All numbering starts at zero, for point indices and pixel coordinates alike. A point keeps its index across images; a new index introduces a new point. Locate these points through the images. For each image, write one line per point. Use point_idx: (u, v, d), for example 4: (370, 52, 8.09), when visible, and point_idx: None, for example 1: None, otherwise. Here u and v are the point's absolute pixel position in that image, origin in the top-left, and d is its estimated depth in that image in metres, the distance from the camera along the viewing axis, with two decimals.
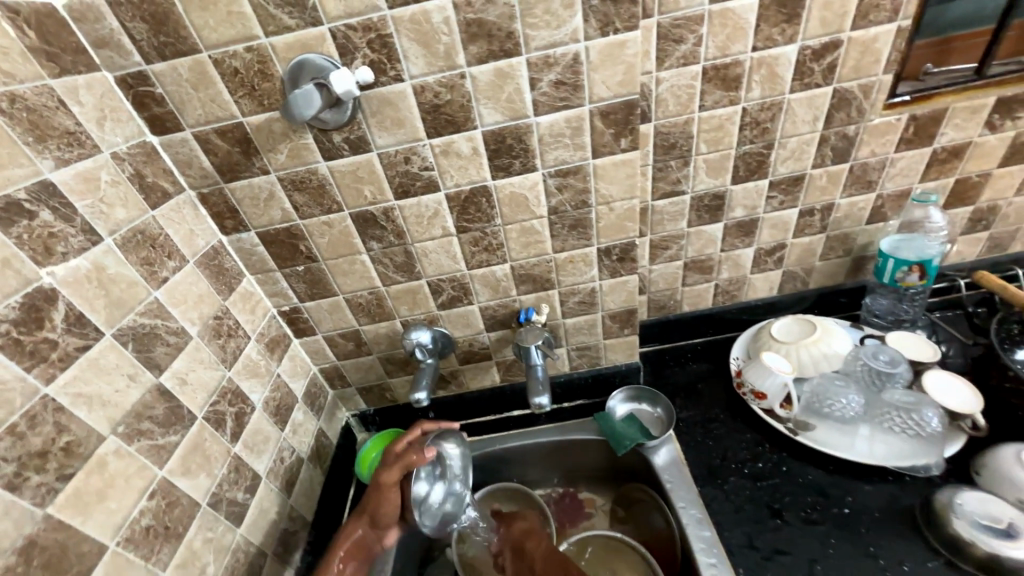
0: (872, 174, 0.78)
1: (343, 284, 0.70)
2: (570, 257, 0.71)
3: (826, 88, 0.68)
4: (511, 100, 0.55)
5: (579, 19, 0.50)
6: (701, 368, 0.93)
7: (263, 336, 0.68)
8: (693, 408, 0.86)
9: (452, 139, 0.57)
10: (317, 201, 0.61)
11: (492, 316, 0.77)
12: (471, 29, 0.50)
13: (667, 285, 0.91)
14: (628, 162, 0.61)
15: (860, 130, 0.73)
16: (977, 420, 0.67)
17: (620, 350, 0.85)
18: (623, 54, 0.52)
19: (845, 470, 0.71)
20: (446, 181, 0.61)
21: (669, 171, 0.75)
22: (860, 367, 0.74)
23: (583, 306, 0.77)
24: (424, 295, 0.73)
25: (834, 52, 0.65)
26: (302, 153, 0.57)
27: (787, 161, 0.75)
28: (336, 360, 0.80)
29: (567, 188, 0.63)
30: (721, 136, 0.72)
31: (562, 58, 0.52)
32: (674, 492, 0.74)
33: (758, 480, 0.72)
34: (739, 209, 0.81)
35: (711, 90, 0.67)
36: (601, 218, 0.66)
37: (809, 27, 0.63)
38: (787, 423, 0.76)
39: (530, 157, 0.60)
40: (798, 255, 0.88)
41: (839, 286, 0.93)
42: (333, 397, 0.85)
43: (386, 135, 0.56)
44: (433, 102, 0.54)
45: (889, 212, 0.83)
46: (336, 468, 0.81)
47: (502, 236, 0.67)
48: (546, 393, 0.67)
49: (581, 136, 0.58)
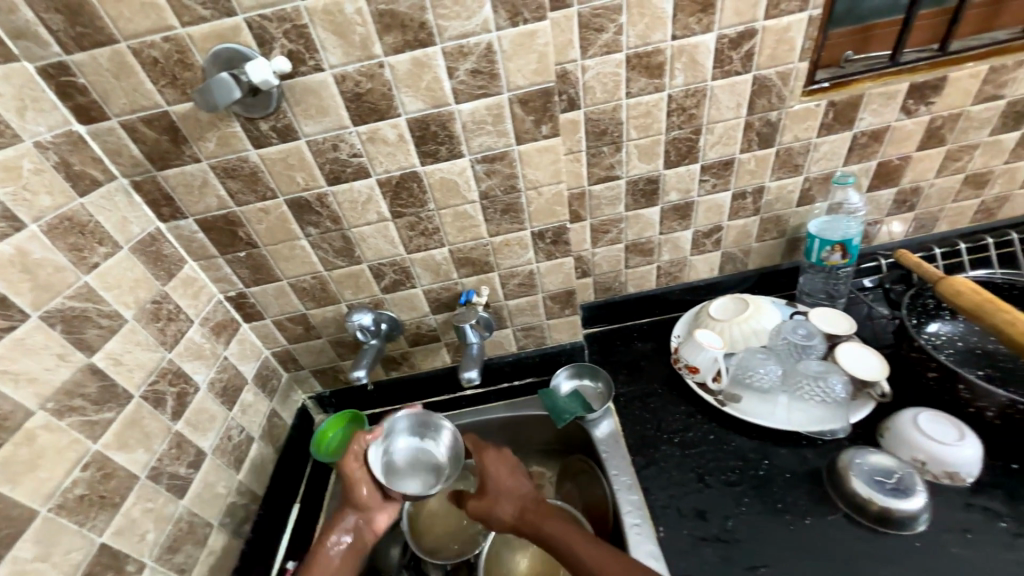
0: (798, 158, 0.82)
1: (286, 269, 0.73)
2: (506, 240, 0.74)
3: (746, 75, 0.71)
4: (431, 88, 0.57)
5: (489, 10, 0.52)
6: (645, 347, 0.97)
7: (207, 320, 0.70)
8: (634, 383, 0.90)
9: (377, 127, 0.59)
10: (251, 188, 0.63)
11: (435, 298, 0.80)
12: (384, 20, 0.52)
13: (612, 267, 0.94)
14: (551, 148, 0.64)
15: (782, 115, 0.76)
16: (883, 386, 0.72)
17: (564, 329, 0.89)
18: (534, 44, 0.55)
19: (765, 436, 0.76)
20: (376, 168, 0.63)
21: (602, 157, 0.78)
22: (782, 342, 0.79)
23: (523, 288, 0.81)
24: (366, 279, 0.76)
25: (749, 41, 0.68)
26: (231, 141, 0.59)
27: (716, 146, 0.79)
28: (287, 343, 0.83)
29: (495, 173, 0.66)
30: (650, 122, 0.75)
31: (476, 48, 0.55)
32: (609, 460, 0.79)
33: (685, 448, 0.77)
34: (673, 193, 0.84)
35: (636, 78, 0.70)
36: (531, 202, 0.69)
37: (723, 17, 0.66)
38: (717, 395, 0.81)
39: (455, 143, 0.62)
40: (735, 237, 0.92)
41: (777, 266, 0.98)
42: (287, 379, 0.87)
43: (312, 123, 0.58)
44: (355, 91, 0.56)
45: (816, 195, 0.87)
46: (290, 447, 0.84)
47: (437, 220, 0.70)
48: (476, 367, 0.69)
49: (503, 123, 0.61)
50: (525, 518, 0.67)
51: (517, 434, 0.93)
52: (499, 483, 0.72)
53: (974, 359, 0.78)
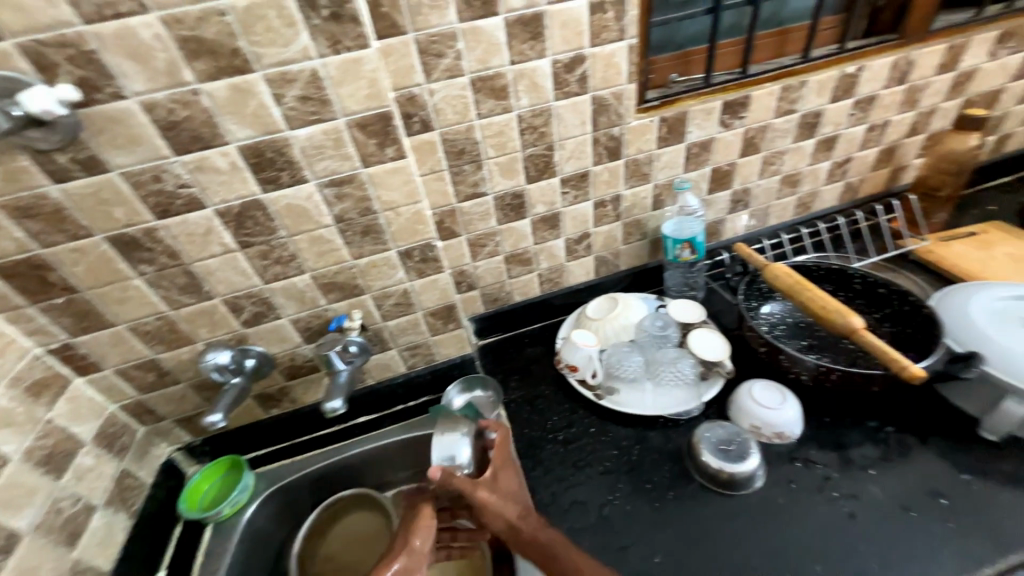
0: (644, 168, 0.91)
1: (120, 312, 0.66)
2: (372, 262, 0.73)
3: (584, 96, 0.78)
4: (258, 114, 0.55)
5: (306, 37, 0.52)
6: (535, 351, 1.01)
7: (18, 380, 0.61)
8: (524, 388, 0.93)
9: (204, 155, 0.56)
10: (58, 227, 0.56)
11: (306, 327, 0.77)
12: (190, 46, 0.50)
13: (495, 278, 0.97)
14: (400, 170, 0.65)
15: (623, 131, 0.85)
16: (725, 365, 0.82)
17: (450, 344, 0.90)
18: (361, 70, 0.56)
19: (637, 422, 0.82)
20: (210, 198, 0.60)
21: (465, 175, 0.81)
22: (644, 334, 0.87)
23: (400, 308, 0.80)
24: (222, 315, 0.71)
25: (581, 66, 0.75)
26: (24, 177, 0.52)
27: (570, 160, 0.85)
28: (138, 394, 0.74)
29: (346, 197, 0.65)
30: (505, 141, 0.79)
31: (300, 75, 0.54)
32: None
33: (568, 444, 0.81)
34: (539, 206, 0.89)
35: (483, 100, 0.74)
36: (391, 223, 0.70)
37: (553, 44, 0.72)
38: (595, 390, 0.87)
39: (297, 168, 0.61)
40: (604, 241, 1.00)
41: (645, 264, 1.07)
42: (144, 435, 0.77)
43: (124, 154, 0.54)
44: (170, 119, 0.53)
45: (666, 200, 0.98)
46: (150, 509, 0.75)
47: (292, 248, 0.67)
48: (342, 397, 0.69)
49: (344, 147, 0.61)
50: (528, 521, 0.64)
51: (416, 454, 0.93)
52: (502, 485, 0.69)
53: (801, 331, 0.91)
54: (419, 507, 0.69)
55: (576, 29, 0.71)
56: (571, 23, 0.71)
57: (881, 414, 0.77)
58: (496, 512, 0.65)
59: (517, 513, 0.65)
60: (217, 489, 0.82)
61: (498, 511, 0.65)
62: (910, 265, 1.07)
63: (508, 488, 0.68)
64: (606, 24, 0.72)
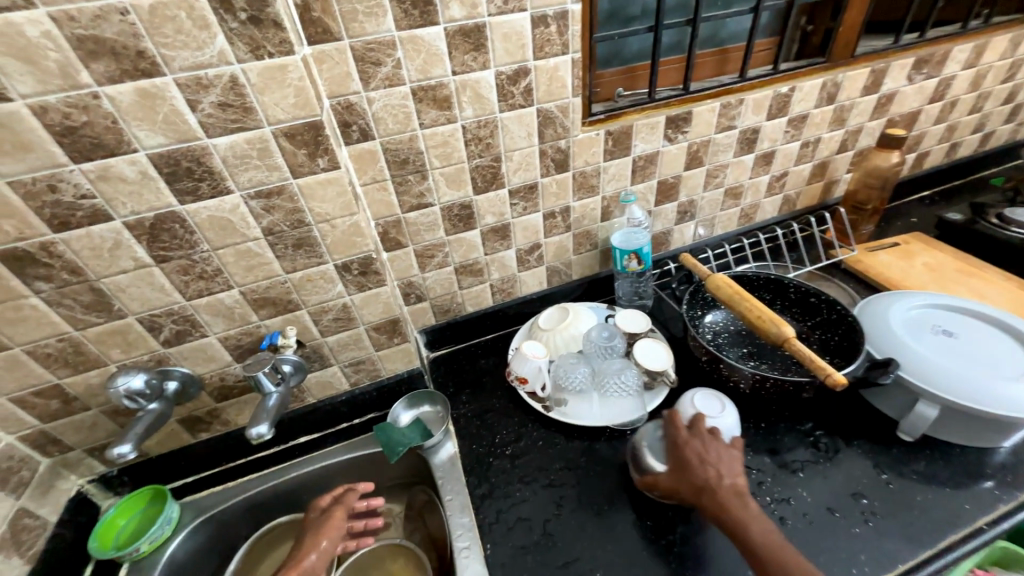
0: (593, 180, 0.92)
1: (15, 334, 0.59)
2: (307, 276, 0.69)
3: (530, 108, 0.78)
4: (171, 121, 0.51)
5: (223, 41, 0.49)
6: (487, 363, 1.00)
7: None
8: (474, 401, 0.92)
9: (109, 164, 0.52)
10: None
11: (236, 345, 0.72)
12: (86, 46, 0.45)
13: (445, 289, 0.95)
14: (334, 181, 0.62)
15: (570, 144, 0.85)
16: (670, 375, 0.83)
17: (397, 359, 0.87)
18: (287, 78, 0.53)
19: (584, 434, 0.83)
20: (118, 209, 0.55)
21: (410, 185, 0.79)
22: (590, 346, 0.87)
23: (341, 323, 0.77)
24: (139, 334, 0.65)
25: (525, 78, 0.75)
26: None
27: (518, 171, 0.85)
28: (40, 423, 0.67)
29: (276, 208, 0.62)
30: (450, 152, 0.78)
31: (218, 80, 0.51)
32: (445, 486, 0.79)
33: (516, 459, 0.80)
34: (488, 216, 0.88)
35: (426, 110, 0.72)
36: (326, 235, 0.67)
37: (497, 56, 0.71)
38: (544, 401, 0.87)
39: (218, 179, 0.57)
40: (555, 252, 1.00)
41: (596, 274, 1.08)
42: (49, 467, 0.70)
43: (10, 161, 0.48)
44: (65, 124, 0.48)
45: (615, 211, 0.99)
46: (55, 550, 0.68)
47: (216, 262, 0.63)
48: (267, 421, 0.64)
49: (271, 157, 0.57)
50: (723, 485, 0.63)
51: (363, 473, 0.90)
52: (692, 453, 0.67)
53: (740, 339, 0.95)
54: (330, 513, 0.76)
55: (519, 42, 0.71)
56: (514, 35, 0.70)
57: (810, 417, 0.82)
58: (691, 477, 0.65)
59: (716, 475, 0.64)
60: (136, 525, 0.77)
61: (698, 476, 0.65)
62: (840, 273, 1.14)
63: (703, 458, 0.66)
64: (550, 38, 0.73)
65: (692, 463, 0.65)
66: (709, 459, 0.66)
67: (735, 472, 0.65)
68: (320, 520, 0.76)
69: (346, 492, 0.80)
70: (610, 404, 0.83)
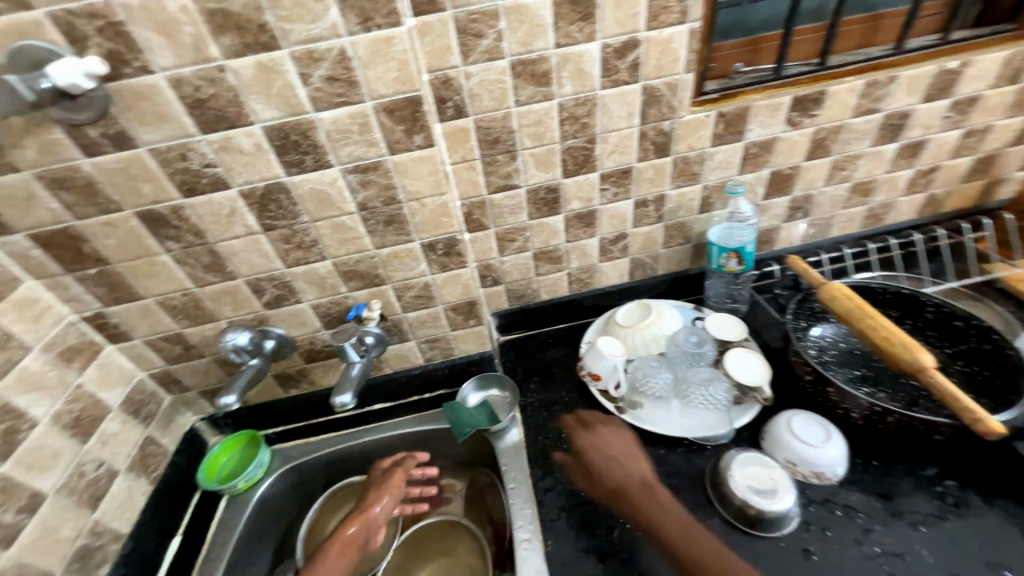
0: (694, 167, 0.83)
1: (149, 286, 0.66)
2: (394, 253, 0.70)
3: (634, 85, 0.71)
4: (284, 95, 0.53)
5: (336, 13, 0.49)
6: (558, 353, 0.97)
7: (55, 346, 0.63)
8: (543, 391, 0.90)
9: (229, 135, 0.55)
10: (90, 200, 0.57)
11: (326, 313, 0.76)
12: (216, 20, 0.47)
13: (522, 274, 0.93)
14: (428, 159, 0.61)
15: (674, 126, 0.77)
16: (764, 391, 0.74)
17: (470, 340, 0.87)
18: (392, 51, 0.52)
19: (658, 442, 0.77)
20: (235, 178, 0.58)
21: (498, 165, 0.76)
22: (676, 349, 0.80)
23: (421, 300, 0.78)
24: (245, 295, 0.70)
25: (634, 51, 0.68)
26: (56, 149, 0.52)
27: (612, 155, 0.78)
28: (165, 364, 0.76)
29: (371, 184, 0.62)
30: (543, 131, 0.73)
31: (328, 54, 0.51)
32: (508, 474, 0.78)
33: (583, 457, 0.77)
34: (575, 202, 0.83)
35: (523, 86, 0.68)
36: (415, 214, 0.66)
37: (605, 26, 0.65)
38: (616, 402, 0.82)
39: (321, 153, 0.58)
40: (641, 243, 0.93)
41: (684, 270, 1.00)
42: (171, 402, 0.81)
43: (150, 130, 0.53)
44: (195, 97, 0.51)
45: (715, 203, 0.89)
46: (172, 476, 0.78)
47: (314, 233, 0.65)
48: (350, 391, 0.67)
49: (371, 133, 0.57)
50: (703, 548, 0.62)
51: (429, 446, 0.92)
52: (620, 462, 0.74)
53: (854, 359, 0.82)
54: (392, 473, 0.84)
55: (632, 10, 0.64)
56: (627, 2, 0.63)
57: (940, 462, 0.69)
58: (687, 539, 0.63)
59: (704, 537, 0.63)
60: (236, 463, 0.85)
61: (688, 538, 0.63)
62: (995, 294, 0.93)
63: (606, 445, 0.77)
64: (668, 4, 0.64)
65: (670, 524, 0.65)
66: (643, 472, 0.72)
67: (698, 537, 0.63)
68: (384, 477, 0.84)
69: (407, 457, 0.88)
70: (694, 416, 0.76)
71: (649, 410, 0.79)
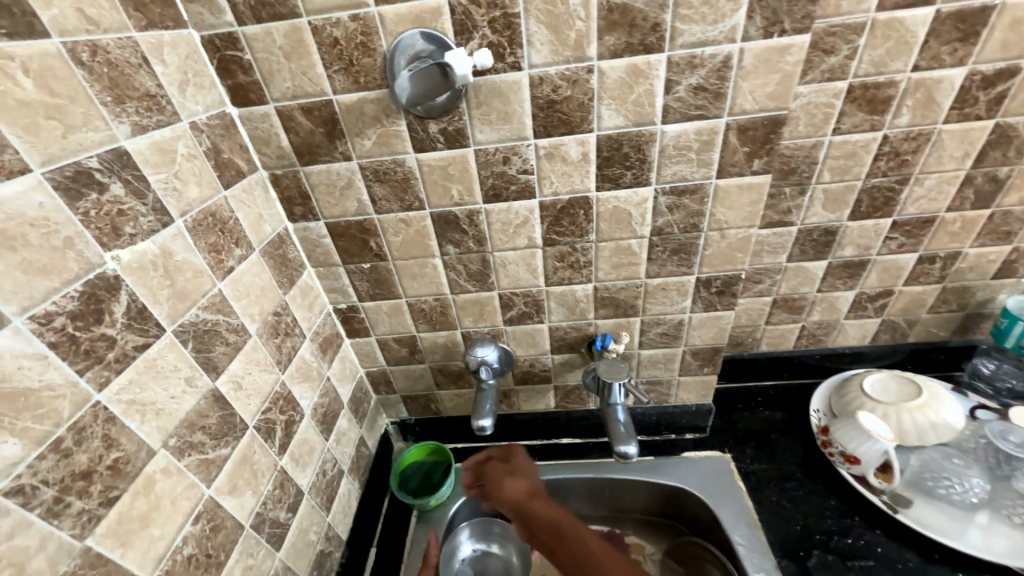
0: (1014, 225, 0.68)
1: (409, 287, 0.63)
2: (663, 284, 0.62)
3: (988, 121, 0.59)
4: (639, 103, 0.47)
5: (742, 15, 0.42)
6: (774, 417, 0.84)
7: (317, 335, 0.62)
8: (766, 462, 0.77)
9: (561, 142, 0.50)
10: (397, 195, 0.54)
11: (561, 337, 0.69)
12: (611, 16, 0.43)
13: (750, 321, 0.81)
14: (755, 187, 0.52)
15: (1013, 173, 0.63)
16: None
17: (694, 389, 0.76)
18: (782, 61, 0.44)
19: (953, 561, 0.62)
20: (543, 188, 0.53)
21: (781, 198, 0.66)
22: (980, 444, 0.66)
23: (664, 339, 0.68)
24: (492, 308, 0.66)
25: (1008, 81, 0.56)
26: (392, 141, 0.50)
27: (919, 201, 0.66)
28: (386, 364, 0.73)
29: (679, 209, 0.55)
30: (851, 165, 0.63)
31: (710, 60, 0.45)
32: (747, 558, 0.66)
33: (846, 560, 0.64)
34: (849, 248, 0.71)
35: (852, 112, 0.58)
36: (710, 245, 0.58)
37: (985, 50, 0.54)
38: (882, 496, 0.68)
39: (645, 169, 0.52)
40: (905, 304, 0.78)
41: (940, 341, 0.83)
42: (375, 403, 0.78)
43: (488, 129, 0.49)
44: (549, 98, 0.47)
45: (1021, 268, 0.73)
46: (373, 482, 0.75)
47: (592, 254, 0.59)
48: (633, 441, 0.59)
49: (709, 151, 0.50)
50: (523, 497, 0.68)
51: (618, 499, 0.80)
52: (506, 494, 0.70)
53: None
54: (493, 468, 0.75)
55: None
56: None
57: None
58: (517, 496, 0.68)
59: (523, 489, 0.69)
60: (420, 474, 0.78)
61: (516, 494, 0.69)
62: None
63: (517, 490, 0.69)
64: None
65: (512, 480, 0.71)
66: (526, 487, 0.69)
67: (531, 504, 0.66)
68: (496, 479, 0.73)
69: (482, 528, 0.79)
70: (1008, 543, 0.60)
71: (932, 515, 0.64)
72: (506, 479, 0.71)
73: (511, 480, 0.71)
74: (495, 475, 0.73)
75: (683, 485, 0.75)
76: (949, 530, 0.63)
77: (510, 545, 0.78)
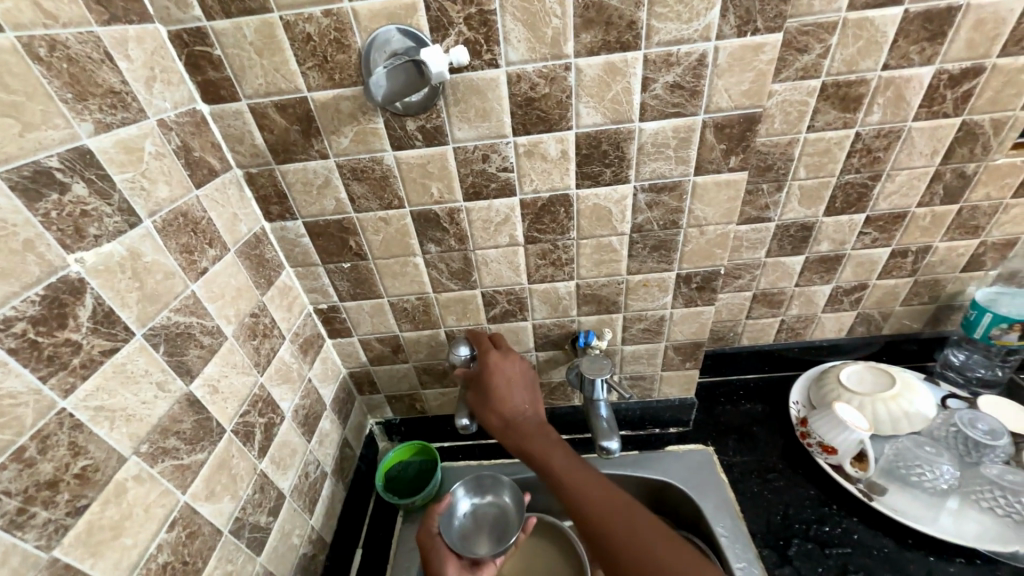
0: (981, 219, 0.71)
1: (391, 286, 0.63)
2: (644, 281, 0.62)
3: (955, 119, 0.60)
4: (617, 100, 0.47)
5: (716, 13, 0.43)
6: (755, 410, 0.85)
7: (297, 336, 0.61)
8: (747, 454, 0.79)
9: (541, 139, 0.50)
10: (377, 194, 0.54)
11: (544, 334, 0.69)
12: (588, 14, 0.43)
13: (731, 316, 0.83)
14: (732, 184, 0.53)
15: (980, 169, 0.65)
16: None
17: (676, 384, 0.77)
18: (756, 60, 0.45)
19: (926, 545, 0.65)
20: (524, 186, 0.53)
21: (759, 195, 0.67)
22: (951, 432, 0.68)
23: (647, 334, 0.69)
24: (475, 306, 0.65)
25: (973, 80, 0.57)
26: (369, 138, 0.50)
27: (891, 197, 0.68)
28: (369, 364, 0.73)
29: (659, 205, 0.55)
30: (825, 162, 0.64)
31: (686, 58, 0.45)
32: (729, 548, 0.67)
33: (825, 547, 0.66)
34: (825, 243, 0.73)
35: (826, 110, 0.59)
36: (689, 241, 0.58)
37: (952, 49, 0.55)
38: (858, 484, 0.69)
39: (624, 167, 0.52)
40: (879, 297, 0.80)
41: (913, 333, 0.85)
42: (359, 403, 0.78)
43: (467, 127, 0.49)
44: (527, 95, 0.47)
45: (989, 261, 0.75)
46: (358, 483, 0.74)
47: (574, 251, 0.59)
48: (616, 437, 0.61)
49: (686, 149, 0.51)
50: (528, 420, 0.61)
51: None
52: (510, 411, 0.62)
53: None
54: (489, 367, 0.62)
55: (994, 31, 0.54)
56: (991, 22, 0.53)
57: None
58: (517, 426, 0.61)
59: (524, 408, 0.62)
60: (405, 473, 0.78)
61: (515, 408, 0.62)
62: None
63: (523, 410, 0.62)
64: None
65: (507, 387, 0.62)
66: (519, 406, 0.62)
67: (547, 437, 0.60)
68: (491, 382, 0.62)
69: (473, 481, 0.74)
70: (974, 526, 0.62)
71: (903, 501, 0.66)
72: (503, 393, 0.62)
73: (506, 386, 0.62)
74: (494, 365, 0.62)
75: (667, 479, 0.76)
76: (919, 515, 0.65)
77: (507, 491, 0.74)
